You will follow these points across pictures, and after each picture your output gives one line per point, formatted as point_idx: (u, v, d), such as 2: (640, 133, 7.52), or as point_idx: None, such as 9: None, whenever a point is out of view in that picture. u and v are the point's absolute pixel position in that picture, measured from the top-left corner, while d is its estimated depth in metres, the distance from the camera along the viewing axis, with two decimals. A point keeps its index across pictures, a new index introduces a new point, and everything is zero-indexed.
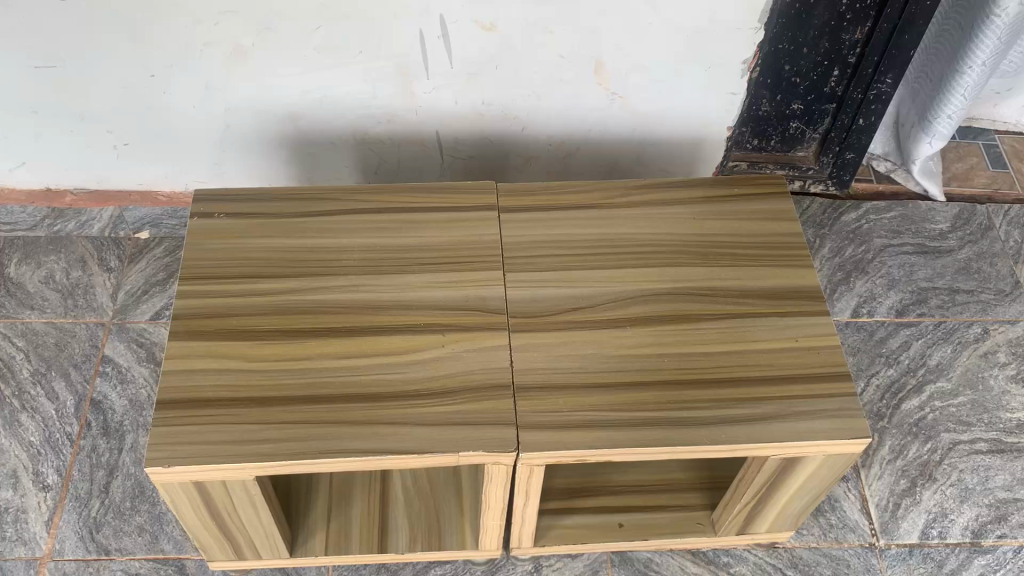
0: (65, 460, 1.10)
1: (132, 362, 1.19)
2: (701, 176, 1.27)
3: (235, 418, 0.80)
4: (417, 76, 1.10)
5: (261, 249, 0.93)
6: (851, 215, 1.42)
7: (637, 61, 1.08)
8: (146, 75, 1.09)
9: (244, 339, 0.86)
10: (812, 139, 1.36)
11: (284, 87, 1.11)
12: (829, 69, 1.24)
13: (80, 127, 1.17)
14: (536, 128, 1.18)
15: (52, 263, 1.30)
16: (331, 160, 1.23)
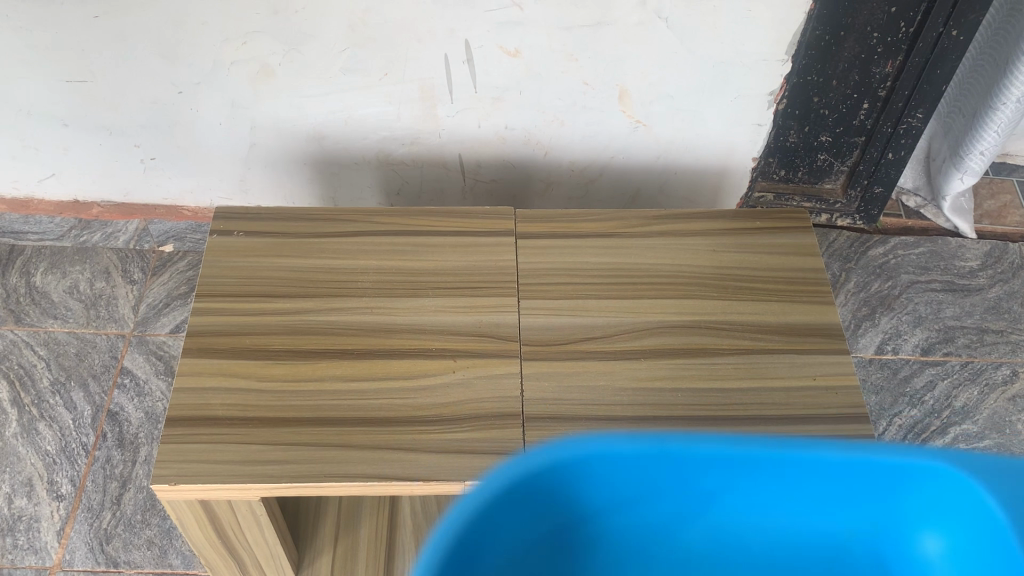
0: (80, 470, 1.11)
1: (150, 374, 1.20)
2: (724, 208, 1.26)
3: (243, 438, 0.80)
4: (441, 99, 1.10)
5: (278, 267, 0.94)
6: (879, 250, 1.40)
7: (661, 90, 1.08)
8: (174, 92, 1.11)
9: (256, 358, 0.86)
10: (840, 172, 1.34)
11: (309, 107, 1.12)
12: (859, 102, 1.23)
13: (109, 141, 1.19)
14: (559, 153, 1.18)
15: (77, 273, 1.31)
16: (354, 180, 1.24)
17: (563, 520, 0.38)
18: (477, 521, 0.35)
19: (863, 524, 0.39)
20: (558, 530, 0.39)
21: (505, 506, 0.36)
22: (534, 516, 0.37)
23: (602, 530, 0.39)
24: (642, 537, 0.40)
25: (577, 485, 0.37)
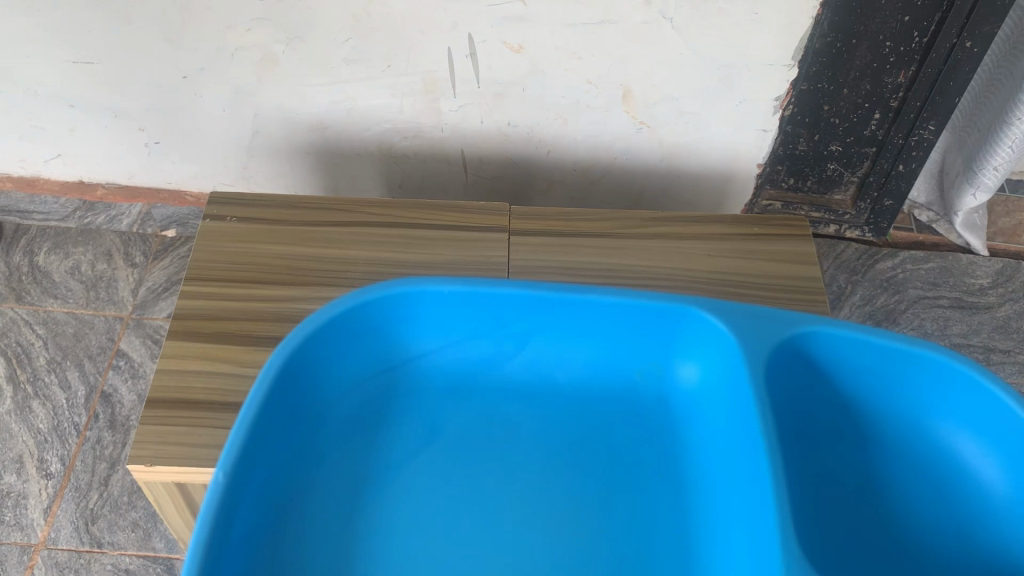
0: (70, 450, 1.12)
1: (145, 358, 1.20)
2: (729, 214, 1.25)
3: (221, 422, 0.80)
4: (444, 93, 1.10)
5: (267, 254, 0.93)
6: (887, 263, 1.37)
7: (664, 92, 1.06)
8: (179, 77, 1.11)
9: (239, 342, 0.85)
10: (850, 183, 1.32)
11: (312, 97, 1.12)
12: (870, 112, 1.20)
13: (114, 123, 1.19)
14: (561, 151, 1.17)
15: (80, 254, 1.31)
16: (356, 172, 1.23)
17: (393, 372, 0.77)
18: (314, 343, 0.71)
19: (607, 364, 0.78)
20: (390, 373, 0.77)
21: (338, 328, 0.72)
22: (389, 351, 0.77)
23: (424, 371, 0.78)
24: (468, 374, 0.78)
25: (404, 328, 0.77)
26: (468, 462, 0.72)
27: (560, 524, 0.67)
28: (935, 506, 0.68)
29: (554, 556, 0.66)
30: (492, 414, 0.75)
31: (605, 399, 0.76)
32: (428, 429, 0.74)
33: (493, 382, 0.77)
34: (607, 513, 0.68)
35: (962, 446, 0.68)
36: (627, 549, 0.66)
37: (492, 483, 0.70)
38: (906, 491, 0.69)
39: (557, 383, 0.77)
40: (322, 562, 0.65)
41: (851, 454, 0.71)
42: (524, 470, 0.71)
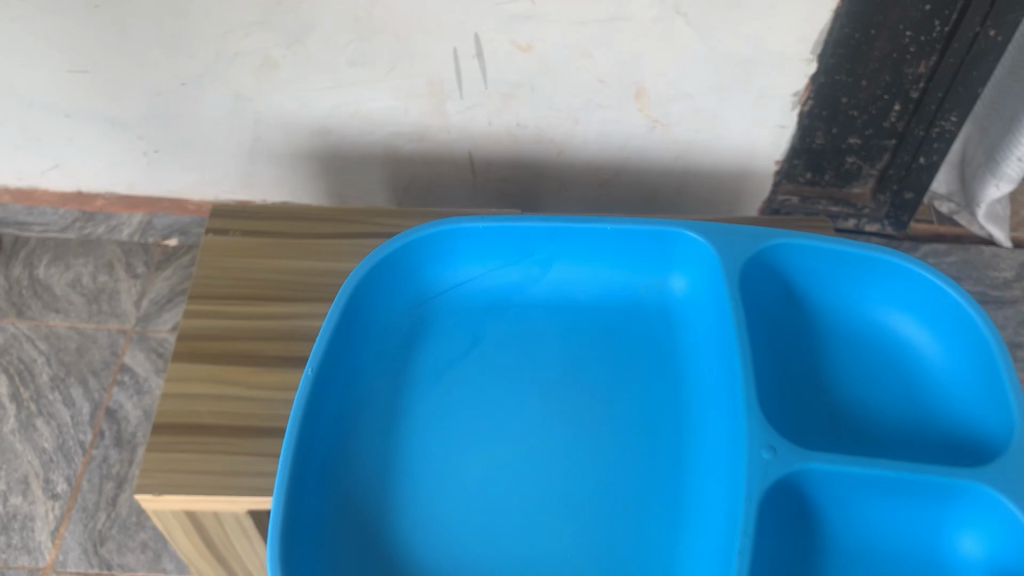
0: (76, 469, 1.09)
1: (150, 372, 1.17)
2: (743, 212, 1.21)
3: (230, 448, 0.77)
4: (451, 94, 1.06)
5: (273, 269, 0.90)
6: (908, 258, 1.34)
7: (679, 88, 1.03)
8: (177, 83, 1.08)
9: (247, 364, 0.82)
10: (869, 176, 1.28)
11: (314, 101, 1.09)
12: (890, 103, 1.16)
13: (112, 132, 1.16)
14: (572, 152, 1.13)
15: (81, 266, 1.28)
16: (361, 177, 1.20)
17: (427, 302, 0.81)
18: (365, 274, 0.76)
19: (607, 275, 0.82)
20: (424, 301, 0.81)
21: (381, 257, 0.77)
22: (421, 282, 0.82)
23: (455, 297, 0.82)
24: (490, 294, 0.82)
25: (434, 261, 0.82)
26: (502, 370, 0.76)
27: (578, 414, 0.72)
28: (890, 385, 0.74)
29: (576, 439, 0.71)
30: (512, 325, 0.79)
31: (608, 305, 0.81)
32: (460, 344, 0.78)
33: (518, 300, 0.82)
34: (625, 401, 0.73)
35: (909, 334, 0.77)
36: (640, 430, 0.71)
37: (515, 381, 0.75)
38: (864, 372, 0.75)
39: (567, 295, 0.82)
40: (378, 466, 0.69)
41: (812, 343, 0.77)
42: (544, 369, 0.76)
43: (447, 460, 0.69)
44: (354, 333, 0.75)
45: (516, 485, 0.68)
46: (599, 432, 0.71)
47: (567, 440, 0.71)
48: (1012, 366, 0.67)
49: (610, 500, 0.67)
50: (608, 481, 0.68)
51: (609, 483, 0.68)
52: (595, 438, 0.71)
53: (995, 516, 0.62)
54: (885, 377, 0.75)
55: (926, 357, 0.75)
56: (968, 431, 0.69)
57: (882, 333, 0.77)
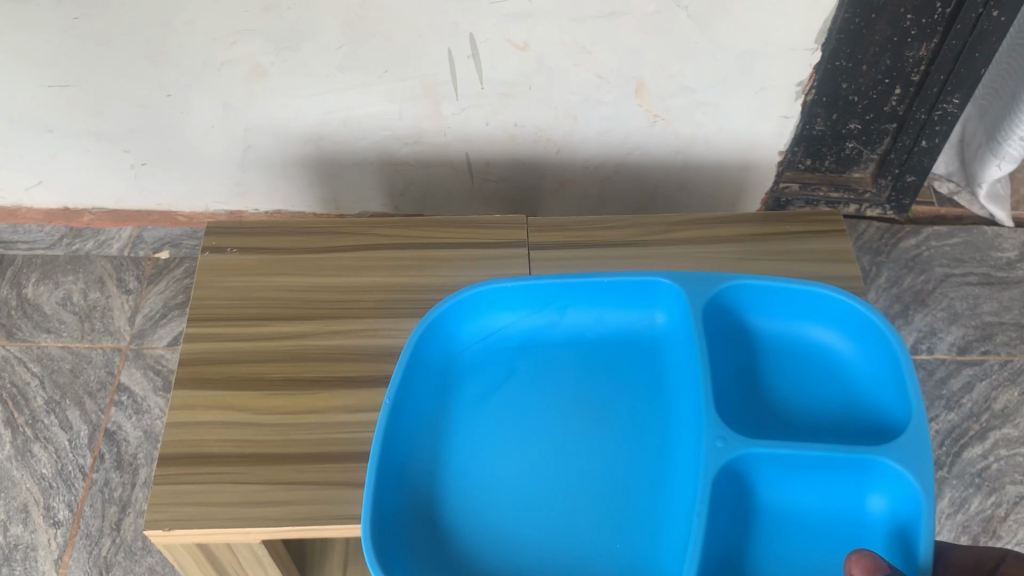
0: (77, 495, 1.06)
1: (148, 391, 1.15)
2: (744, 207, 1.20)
3: (241, 477, 0.75)
4: (446, 96, 1.03)
5: (274, 287, 0.87)
6: (912, 241, 1.32)
7: (680, 82, 1.00)
8: (163, 95, 1.04)
9: (253, 388, 0.80)
10: (870, 160, 1.27)
11: (306, 108, 1.06)
12: (890, 87, 1.15)
13: (97, 146, 1.13)
14: (571, 150, 1.11)
15: (70, 283, 1.25)
16: (356, 182, 1.18)
17: (451, 360, 0.78)
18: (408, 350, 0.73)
19: (613, 313, 0.79)
20: (449, 358, 0.78)
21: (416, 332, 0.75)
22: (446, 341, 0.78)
23: (485, 352, 0.78)
24: (505, 344, 0.79)
25: (460, 320, 0.78)
26: (525, 424, 0.72)
27: (583, 458, 0.70)
28: (803, 387, 0.73)
29: (583, 487, 0.68)
30: (525, 374, 0.76)
31: (616, 344, 0.78)
32: (477, 399, 0.75)
33: (536, 348, 0.78)
34: (631, 445, 0.70)
35: (816, 335, 0.77)
36: (645, 471, 0.69)
37: (525, 432, 0.72)
38: (774, 377, 0.74)
39: (577, 337, 0.79)
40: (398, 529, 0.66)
41: (730, 348, 0.76)
42: (554, 416, 0.73)
43: (459, 519, 0.67)
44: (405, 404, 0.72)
45: (521, 535, 0.66)
46: (589, 469, 0.69)
47: (559, 481, 0.69)
48: (913, 366, 0.69)
49: (620, 549, 0.65)
50: (615, 527, 0.66)
51: (617, 530, 0.66)
52: (595, 481, 0.68)
53: (902, 487, 0.63)
54: (795, 379, 0.74)
55: (833, 354, 0.76)
56: (874, 424, 0.70)
57: (789, 334, 0.77)
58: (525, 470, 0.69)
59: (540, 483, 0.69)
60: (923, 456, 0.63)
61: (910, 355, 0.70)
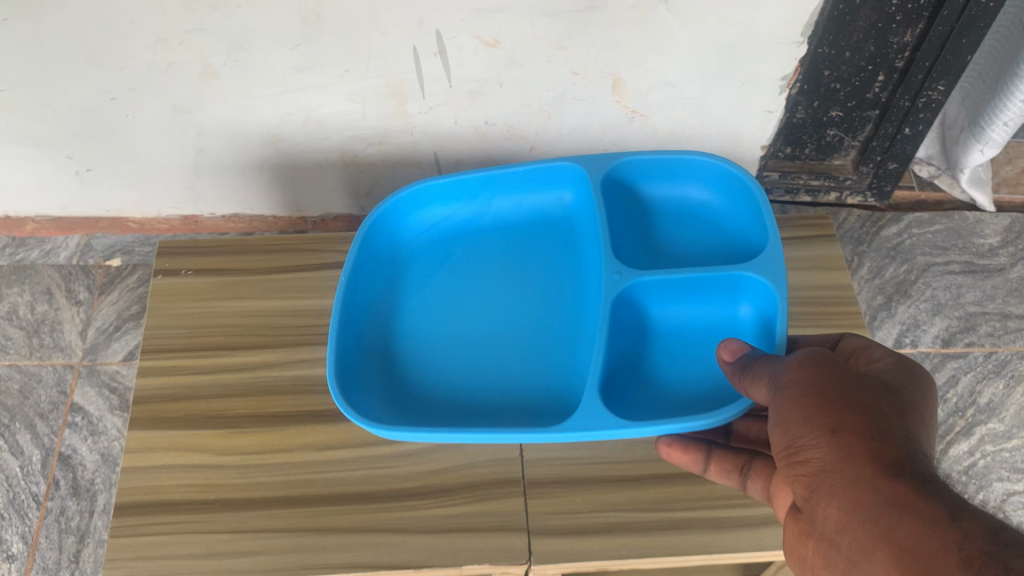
0: (31, 526, 1.00)
1: (104, 411, 1.09)
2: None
3: (205, 526, 0.69)
4: (412, 94, 0.97)
5: (234, 312, 0.82)
6: (893, 229, 1.29)
7: (661, 78, 0.94)
8: (106, 98, 0.97)
9: (216, 427, 0.75)
10: (851, 147, 1.23)
11: (262, 109, 0.98)
12: (874, 74, 1.10)
13: (36, 152, 1.05)
14: (545, 147, 1.06)
15: (15, 295, 1.17)
16: (318, 183, 1.12)
17: (396, 249, 0.86)
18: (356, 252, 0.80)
19: (533, 196, 0.87)
20: (395, 252, 0.86)
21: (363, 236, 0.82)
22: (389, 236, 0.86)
23: (426, 244, 0.86)
24: (439, 236, 0.87)
25: (401, 218, 0.86)
26: (465, 297, 0.81)
27: (513, 314, 0.79)
28: (686, 237, 0.84)
29: (517, 338, 0.77)
30: (459, 257, 0.85)
31: (538, 223, 0.87)
32: (418, 281, 0.83)
33: (468, 235, 0.87)
34: (556, 302, 0.79)
35: (693, 193, 0.86)
36: (567, 316, 0.78)
37: (463, 300, 0.81)
38: (659, 233, 0.84)
39: (503, 223, 0.87)
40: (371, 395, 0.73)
41: (626, 218, 0.86)
42: (486, 287, 0.82)
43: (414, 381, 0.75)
44: (357, 285, 0.79)
45: (464, 380, 0.75)
46: (515, 322, 0.78)
47: (492, 334, 0.78)
48: (766, 197, 0.79)
49: (554, 387, 0.73)
50: (545, 368, 0.75)
51: (549, 367, 0.75)
52: (523, 331, 0.78)
53: (761, 291, 0.74)
54: (680, 234, 0.84)
55: (708, 209, 0.86)
56: (746, 254, 0.81)
57: (669, 197, 0.87)
58: (460, 328, 0.79)
59: (476, 336, 0.78)
60: (777, 263, 0.74)
61: (763, 189, 0.79)
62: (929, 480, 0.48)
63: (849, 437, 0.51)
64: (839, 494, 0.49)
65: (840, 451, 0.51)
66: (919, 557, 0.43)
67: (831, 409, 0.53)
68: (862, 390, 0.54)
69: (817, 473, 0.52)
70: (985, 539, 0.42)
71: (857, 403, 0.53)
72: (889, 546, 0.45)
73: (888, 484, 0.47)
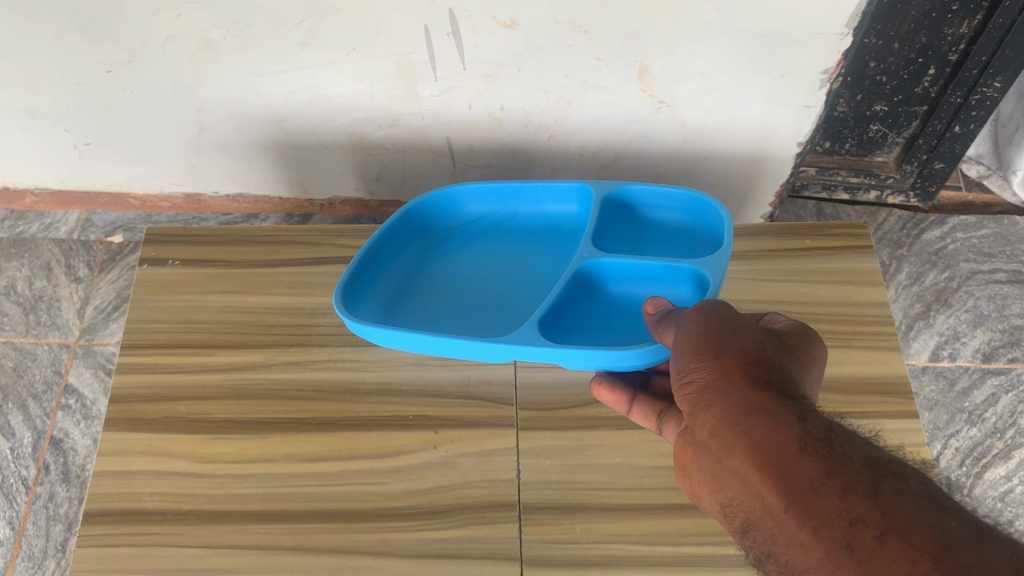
0: (18, 511, 0.97)
1: (99, 394, 1.05)
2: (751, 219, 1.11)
3: (176, 540, 0.65)
4: (423, 77, 0.90)
5: (220, 308, 0.78)
6: (935, 233, 1.21)
7: (691, 67, 0.87)
8: (102, 71, 0.92)
9: (194, 432, 0.71)
10: (895, 144, 1.15)
11: (265, 87, 0.93)
12: (924, 67, 1.02)
13: (33, 124, 1.02)
14: (564, 136, 0.99)
15: (14, 270, 1.14)
16: (325, 165, 1.07)
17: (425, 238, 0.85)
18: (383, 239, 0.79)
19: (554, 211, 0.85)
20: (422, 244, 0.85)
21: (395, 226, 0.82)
22: (429, 224, 0.85)
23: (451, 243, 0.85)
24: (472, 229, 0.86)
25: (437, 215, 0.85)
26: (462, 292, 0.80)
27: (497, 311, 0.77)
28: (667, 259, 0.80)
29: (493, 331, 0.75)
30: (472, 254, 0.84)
31: (551, 237, 0.85)
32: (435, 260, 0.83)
33: (496, 231, 0.86)
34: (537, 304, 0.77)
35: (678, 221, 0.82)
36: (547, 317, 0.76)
37: (470, 285, 0.81)
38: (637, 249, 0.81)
39: (533, 229, 0.86)
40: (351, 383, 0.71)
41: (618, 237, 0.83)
42: (493, 278, 0.81)
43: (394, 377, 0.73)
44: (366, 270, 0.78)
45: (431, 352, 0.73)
46: (511, 305, 0.78)
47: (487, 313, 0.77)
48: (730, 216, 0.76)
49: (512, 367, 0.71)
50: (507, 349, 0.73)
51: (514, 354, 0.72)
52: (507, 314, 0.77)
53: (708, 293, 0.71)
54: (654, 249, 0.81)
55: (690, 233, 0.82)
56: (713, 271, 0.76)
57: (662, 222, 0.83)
58: (457, 306, 0.78)
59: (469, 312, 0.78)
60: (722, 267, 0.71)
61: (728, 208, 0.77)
62: (789, 390, 0.48)
63: (725, 356, 0.50)
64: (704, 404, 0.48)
65: (710, 366, 0.49)
66: (763, 451, 0.44)
67: (710, 334, 0.51)
68: (749, 326, 0.52)
69: (686, 389, 0.50)
70: (820, 433, 0.43)
71: (735, 329, 0.52)
72: (740, 442, 0.45)
73: (751, 391, 0.47)
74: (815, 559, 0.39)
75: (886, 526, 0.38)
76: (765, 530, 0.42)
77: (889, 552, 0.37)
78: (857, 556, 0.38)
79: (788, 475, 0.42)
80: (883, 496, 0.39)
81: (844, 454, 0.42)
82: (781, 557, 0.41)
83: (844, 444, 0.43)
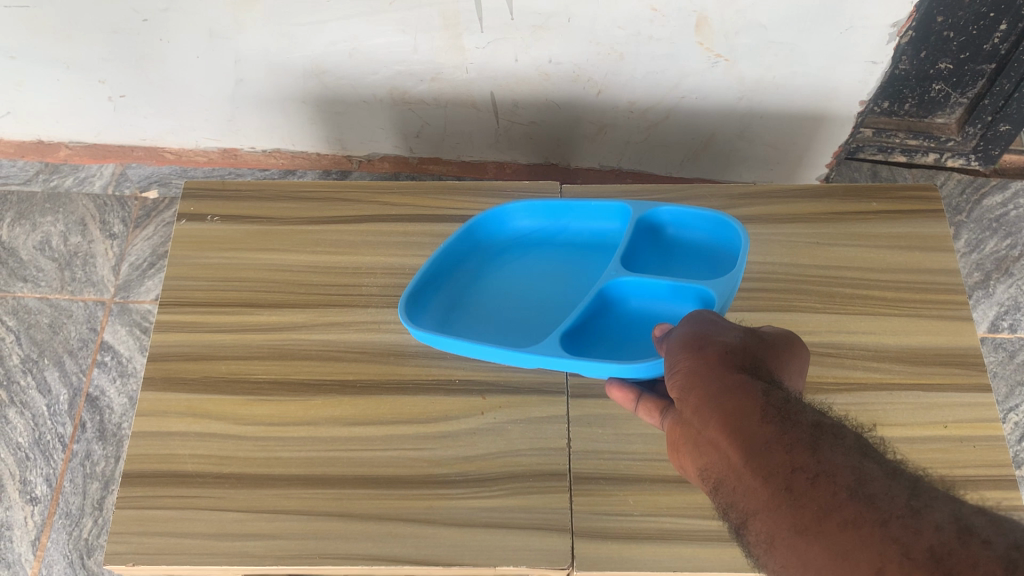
0: (56, 468, 0.96)
1: (134, 351, 1.03)
2: (806, 180, 1.06)
3: (218, 503, 0.63)
4: (468, 28, 0.86)
5: (260, 266, 0.76)
6: (997, 199, 1.16)
7: (750, 19, 0.82)
8: (138, 19, 0.89)
9: (235, 393, 0.69)
10: (958, 105, 1.09)
11: (305, 38, 0.90)
12: (995, 22, 0.96)
13: (67, 74, 0.99)
14: (614, 92, 0.95)
15: (49, 225, 1.13)
16: (365, 120, 1.04)
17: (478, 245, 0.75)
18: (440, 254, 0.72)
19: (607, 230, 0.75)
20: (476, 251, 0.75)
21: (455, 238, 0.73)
22: (495, 235, 0.76)
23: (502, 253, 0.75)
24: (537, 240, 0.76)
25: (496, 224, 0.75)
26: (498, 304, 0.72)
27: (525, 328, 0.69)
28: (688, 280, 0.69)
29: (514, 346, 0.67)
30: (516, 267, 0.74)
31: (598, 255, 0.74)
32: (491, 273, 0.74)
33: (554, 245, 0.76)
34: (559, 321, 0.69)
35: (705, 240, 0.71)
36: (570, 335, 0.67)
37: (518, 302, 0.72)
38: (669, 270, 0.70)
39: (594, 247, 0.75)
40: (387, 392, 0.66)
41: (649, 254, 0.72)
42: (532, 291, 0.72)
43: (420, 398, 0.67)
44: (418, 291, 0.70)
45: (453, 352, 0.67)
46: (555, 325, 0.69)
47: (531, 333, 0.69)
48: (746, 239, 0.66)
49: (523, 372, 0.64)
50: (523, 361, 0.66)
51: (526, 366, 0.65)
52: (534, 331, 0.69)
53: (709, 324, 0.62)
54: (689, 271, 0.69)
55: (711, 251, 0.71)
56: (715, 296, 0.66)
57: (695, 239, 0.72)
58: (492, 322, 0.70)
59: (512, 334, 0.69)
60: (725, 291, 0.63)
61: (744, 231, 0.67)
62: (765, 374, 0.48)
63: (709, 346, 0.49)
64: (681, 389, 0.48)
65: (694, 358, 0.49)
66: (729, 422, 0.44)
67: (694, 329, 0.51)
68: (737, 326, 0.51)
69: (668, 375, 0.50)
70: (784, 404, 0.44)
71: (718, 326, 0.51)
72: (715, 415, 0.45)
73: (725, 374, 0.47)
74: (759, 503, 0.41)
75: (820, 470, 0.40)
76: (727, 486, 0.44)
77: (821, 491, 0.39)
78: (794, 496, 0.40)
79: (748, 439, 0.43)
80: (829, 453, 0.41)
81: (795, 416, 0.44)
82: (734, 508, 0.43)
83: (799, 412, 0.44)
